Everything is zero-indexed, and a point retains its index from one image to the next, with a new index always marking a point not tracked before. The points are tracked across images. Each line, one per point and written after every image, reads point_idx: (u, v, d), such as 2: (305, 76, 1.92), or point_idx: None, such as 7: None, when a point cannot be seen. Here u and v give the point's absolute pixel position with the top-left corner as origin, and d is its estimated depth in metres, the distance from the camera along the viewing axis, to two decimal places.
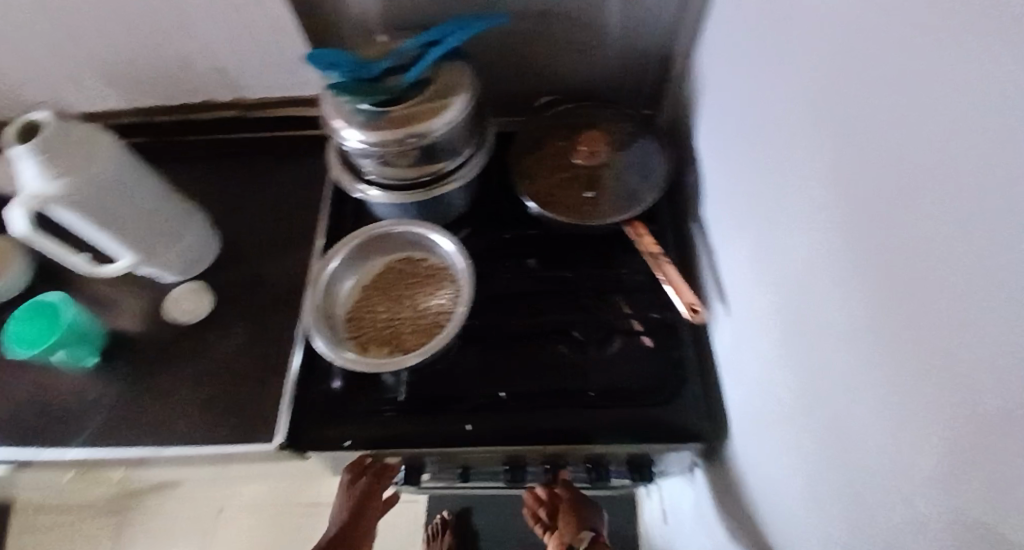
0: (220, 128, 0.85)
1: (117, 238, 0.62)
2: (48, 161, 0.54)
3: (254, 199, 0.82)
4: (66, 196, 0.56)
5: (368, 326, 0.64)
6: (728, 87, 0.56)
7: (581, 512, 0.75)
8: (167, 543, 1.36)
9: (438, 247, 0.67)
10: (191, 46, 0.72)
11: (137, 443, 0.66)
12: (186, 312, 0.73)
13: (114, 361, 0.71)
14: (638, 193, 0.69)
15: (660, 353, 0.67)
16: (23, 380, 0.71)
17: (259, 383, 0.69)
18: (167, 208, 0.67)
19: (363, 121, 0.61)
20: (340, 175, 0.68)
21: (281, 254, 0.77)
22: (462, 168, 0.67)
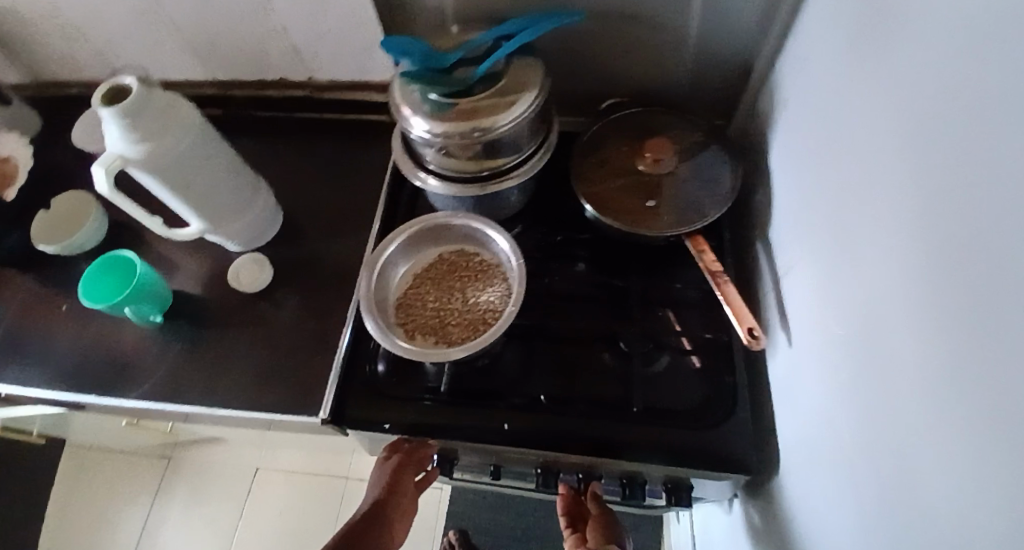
0: (291, 106, 0.88)
1: (189, 203, 0.64)
2: (132, 126, 0.54)
3: (316, 178, 0.84)
4: (148, 161, 0.57)
5: (417, 315, 0.64)
6: (809, 104, 0.53)
7: (613, 525, 0.70)
8: (205, 496, 1.44)
9: (492, 242, 0.67)
10: (271, 25, 0.74)
11: (190, 402, 0.69)
12: (247, 283, 0.75)
13: (175, 321, 0.74)
14: (702, 206, 0.67)
15: (710, 374, 0.64)
16: (93, 330, 0.76)
17: (306, 358, 0.70)
18: (238, 176, 0.68)
19: (430, 112, 0.61)
20: (402, 162, 0.68)
21: (337, 235, 0.79)
22: (524, 166, 0.66)
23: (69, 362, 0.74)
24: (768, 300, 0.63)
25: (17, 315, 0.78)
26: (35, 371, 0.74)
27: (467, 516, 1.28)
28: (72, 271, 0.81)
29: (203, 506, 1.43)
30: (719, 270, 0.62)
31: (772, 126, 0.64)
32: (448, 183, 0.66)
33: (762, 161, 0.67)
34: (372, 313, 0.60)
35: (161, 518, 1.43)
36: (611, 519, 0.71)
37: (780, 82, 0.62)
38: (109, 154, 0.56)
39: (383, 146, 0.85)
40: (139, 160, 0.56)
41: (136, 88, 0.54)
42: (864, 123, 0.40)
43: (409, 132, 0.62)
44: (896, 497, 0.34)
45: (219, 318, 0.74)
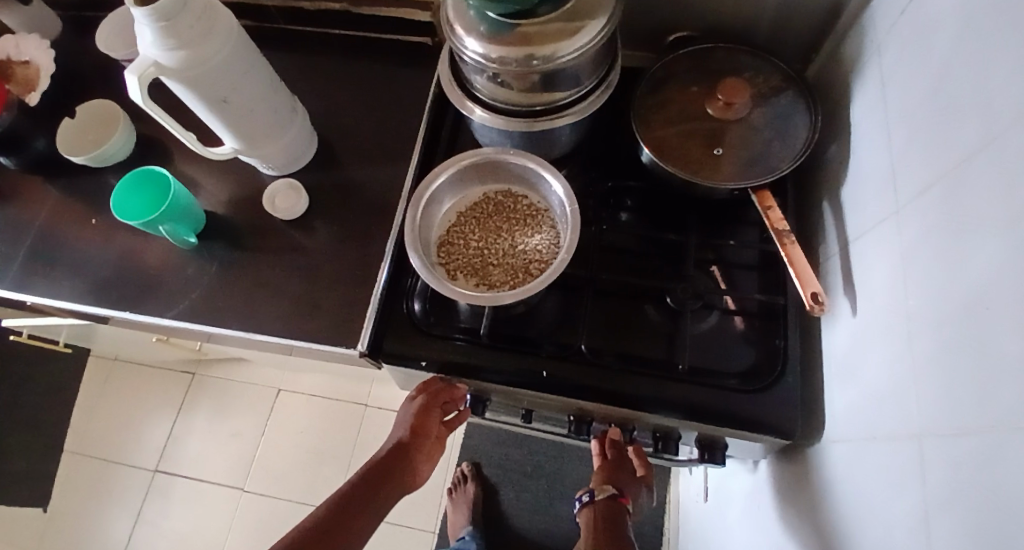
0: (328, 22, 0.81)
1: (226, 119, 0.60)
2: (167, 31, 0.49)
3: (354, 103, 0.79)
4: (186, 71, 0.52)
5: (459, 254, 0.62)
6: (910, 52, 0.48)
7: (622, 475, 0.70)
8: (228, 411, 1.49)
9: (541, 185, 0.63)
10: None
11: (226, 325, 0.68)
12: (282, 208, 0.72)
13: (210, 243, 0.73)
14: (771, 160, 0.62)
15: (757, 337, 0.63)
16: (126, 245, 0.74)
17: (343, 291, 0.69)
18: (276, 93, 0.63)
19: (487, 34, 0.55)
20: (450, 89, 0.64)
21: (375, 165, 0.75)
22: (581, 103, 0.61)
23: (103, 276, 0.73)
24: (835, 265, 0.59)
25: (46, 226, 0.77)
26: (67, 284, 0.73)
27: (482, 450, 1.32)
28: (101, 185, 0.79)
29: (227, 420, 1.48)
30: (785, 228, 0.59)
31: (856, 76, 0.59)
32: (500, 116, 0.61)
33: (840, 115, 0.62)
34: (417, 247, 0.58)
35: (186, 430, 1.49)
36: (625, 470, 0.70)
37: (873, 26, 0.56)
38: (142, 60, 0.51)
39: (424, 73, 0.79)
40: (177, 69, 0.52)
41: None
42: (988, 76, 0.36)
43: (463, 55, 0.57)
44: (979, 480, 0.33)
45: (254, 243, 0.73)
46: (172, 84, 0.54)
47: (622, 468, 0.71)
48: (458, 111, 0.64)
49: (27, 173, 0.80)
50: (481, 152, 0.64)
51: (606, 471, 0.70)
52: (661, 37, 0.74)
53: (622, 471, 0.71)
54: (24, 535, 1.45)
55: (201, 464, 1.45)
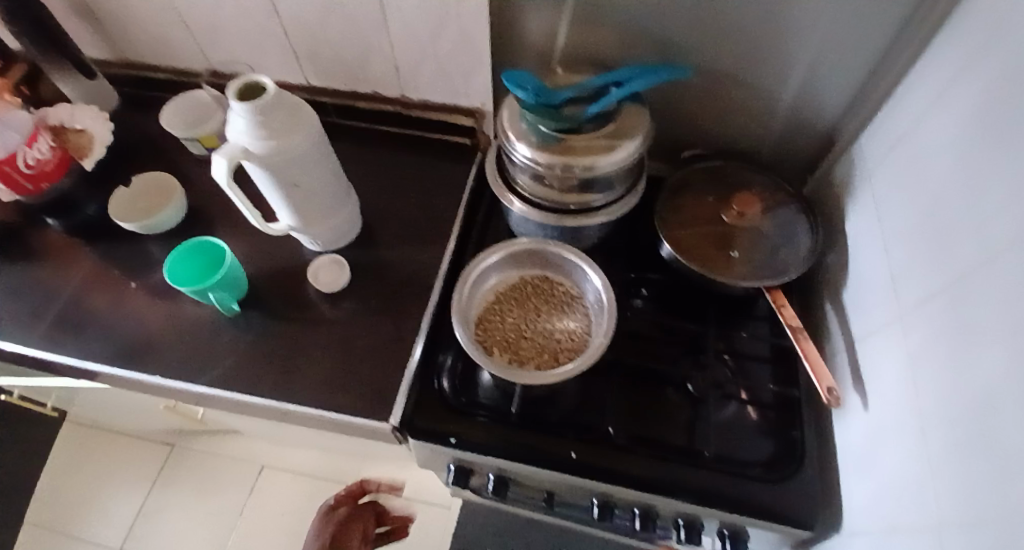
0: (376, 118, 0.89)
1: (289, 201, 0.65)
2: (259, 125, 0.56)
3: (396, 189, 0.86)
4: (268, 158, 0.58)
5: (496, 334, 0.66)
6: (900, 182, 0.57)
7: None
8: (207, 488, 1.42)
9: (574, 273, 0.69)
10: (376, 46, 0.77)
11: (259, 395, 0.69)
12: (325, 282, 0.76)
13: (249, 312, 0.75)
14: (779, 263, 0.70)
15: (773, 427, 0.67)
16: (166, 309, 0.77)
17: (378, 365, 0.71)
18: (338, 180, 0.70)
19: (537, 143, 0.63)
20: (493, 183, 0.71)
21: (412, 248, 0.81)
22: (612, 205, 0.68)
23: (138, 339, 0.74)
24: (842, 362, 0.65)
25: (83, 288, 0.79)
26: (100, 347, 0.74)
27: (474, 539, 1.28)
28: (141, 251, 0.81)
29: (204, 499, 1.40)
30: (798, 325, 0.65)
31: (849, 197, 0.68)
32: (540, 213, 0.68)
33: (837, 229, 0.70)
34: (462, 325, 0.62)
35: (157, 507, 1.40)
36: None
37: (863, 158, 0.66)
38: (232, 145, 0.57)
39: (461, 167, 0.87)
40: (260, 157, 0.58)
41: (275, 89, 0.56)
42: (980, 210, 0.43)
43: (512, 157, 0.64)
44: None
45: (291, 315, 0.75)
46: (251, 168, 0.59)
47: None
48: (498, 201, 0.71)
49: (70, 236, 0.82)
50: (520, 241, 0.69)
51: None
52: (675, 151, 0.84)
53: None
54: None
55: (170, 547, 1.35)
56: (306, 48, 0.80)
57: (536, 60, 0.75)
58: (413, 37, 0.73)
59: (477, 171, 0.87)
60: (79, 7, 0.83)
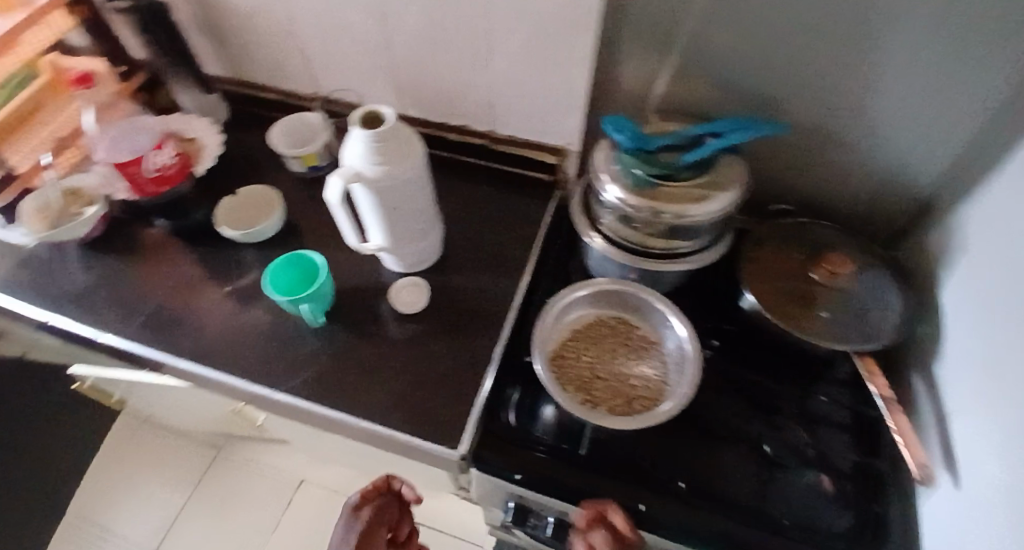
0: (465, 150, 0.94)
1: (386, 223, 0.69)
2: (376, 150, 0.60)
3: (478, 220, 0.88)
4: (378, 181, 0.62)
5: (571, 371, 0.65)
6: (994, 251, 0.56)
7: None
8: (247, 496, 1.43)
9: (655, 319, 0.68)
10: (479, 83, 0.82)
11: (334, 407, 0.70)
12: (406, 302, 0.79)
13: (331, 325, 0.78)
14: (871, 328, 0.67)
15: (858, 501, 0.63)
16: (253, 315, 0.80)
17: (451, 390, 0.71)
18: (431, 209, 0.73)
19: (631, 186, 0.64)
20: (578, 220, 0.72)
21: (489, 277, 0.82)
22: (696, 255, 0.68)
23: (225, 341, 0.77)
24: (933, 438, 0.62)
25: (178, 287, 0.83)
26: (190, 345, 0.77)
27: None
28: (236, 257, 0.86)
29: (243, 507, 1.42)
30: (891, 395, 0.65)
31: (943, 266, 0.66)
32: (623, 255, 0.69)
33: (930, 298, 0.68)
34: (540, 357, 0.62)
35: (196, 510, 1.42)
36: None
37: (959, 227, 0.64)
38: (348, 166, 0.62)
39: (540, 203, 0.89)
40: (371, 179, 0.62)
41: (394, 120, 0.61)
42: None
43: (602, 197, 0.66)
44: None
45: (368, 330, 0.77)
46: (361, 190, 0.63)
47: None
48: (580, 238, 0.72)
49: (171, 236, 0.88)
50: (602, 280, 0.69)
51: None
52: (757, 205, 0.85)
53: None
54: None
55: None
56: (410, 80, 0.86)
57: (627, 106, 0.78)
58: (514, 76, 0.78)
59: (556, 208, 0.89)
60: (213, 31, 0.92)
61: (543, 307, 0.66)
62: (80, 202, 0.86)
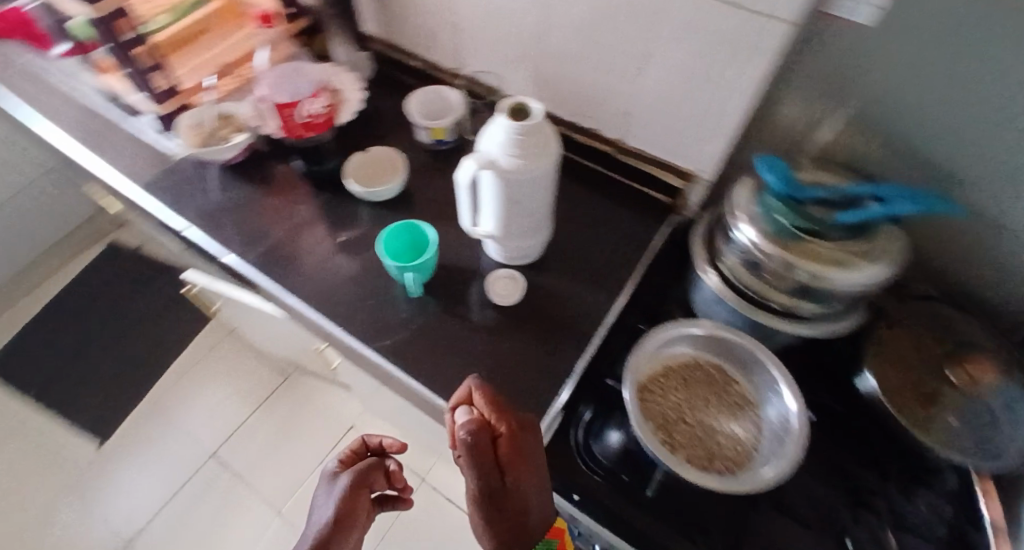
0: (589, 154, 0.91)
1: (502, 213, 0.69)
2: (514, 141, 0.61)
3: (587, 226, 0.86)
4: (506, 171, 0.62)
5: (656, 408, 0.63)
6: None
7: None
8: (302, 426, 1.52)
9: (759, 379, 0.64)
10: (624, 89, 0.79)
11: (414, 377, 0.72)
12: (500, 294, 0.78)
13: (425, 297, 0.79)
14: (1002, 449, 0.60)
15: None
16: (357, 269, 0.83)
17: (526, 390, 0.71)
18: (546, 211, 0.72)
19: (768, 232, 0.60)
20: (698, 252, 0.70)
21: (586, 286, 0.80)
22: (820, 323, 0.63)
23: (329, 288, 0.81)
24: None
25: (297, 227, 0.88)
26: (298, 282, 0.82)
27: None
28: (352, 210, 0.90)
29: (296, 436, 1.51)
30: None
31: None
32: (737, 300, 0.65)
33: None
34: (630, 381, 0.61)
35: (256, 427, 1.52)
36: None
37: None
38: (487, 151, 0.63)
39: (654, 222, 0.86)
40: (501, 168, 0.62)
41: (542, 118, 0.61)
42: None
43: (735, 236, 0.62)
44: None
45: (459, 311, 0.78)
46: (488, 176, 0.64)
47: (481, 457, 0.59)
48: (696, 271, 0.69)
49: (299, 177, 0.93)
50: (710, 324, 0.65)
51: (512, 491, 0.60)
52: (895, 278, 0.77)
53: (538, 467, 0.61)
54: (70, 463, 1.46)
55: (257, 467, 1.47)
56: (552, 73, 0.85)
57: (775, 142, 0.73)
58: (662, 89, 0.75)
59: (669, 233, 0.85)
60: None
61: (642, 337, 0.64)
62: (230, 128, 0.94)
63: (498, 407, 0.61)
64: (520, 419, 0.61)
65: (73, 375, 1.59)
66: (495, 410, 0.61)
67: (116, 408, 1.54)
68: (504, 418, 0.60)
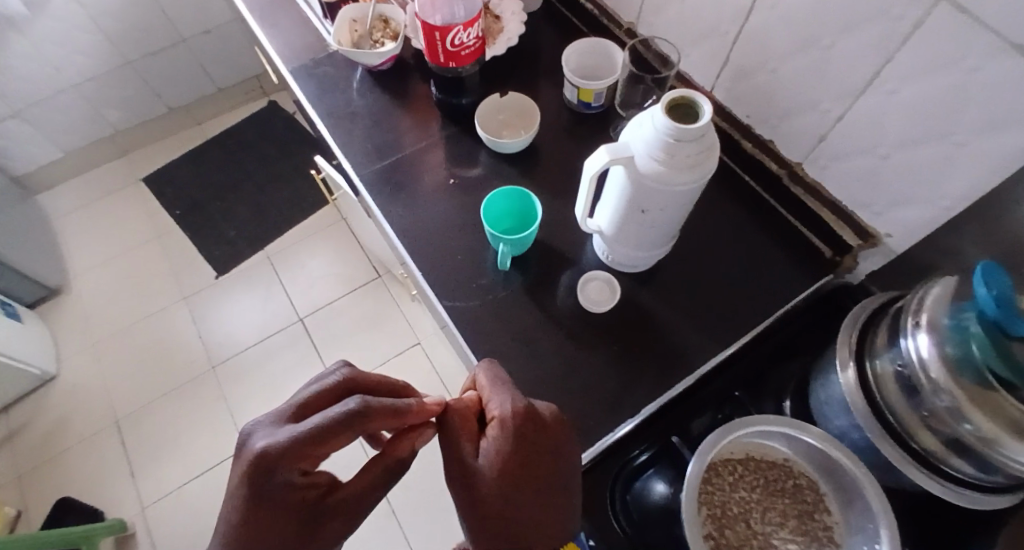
0: (753, 169, 0.77)
1: (625, 218, 0.60)
2: (664, 146, 0.50)
3: (717, 252, 0.74)
4: (644, 176, 0.52)
5: (721, 497, 0.55)
6: None
7: None
8: (377, 325, 1.60)
9: (855, 520, 0.53)
10: (829, 108, 0.63)
11: (474, 350, 0.68)
12: (591, 297, 0.71)
13: (514, 271, 0.73)
14: None
15: None
16: (458, 216, 0.79)
17: (580, 411, 0.64)
18: (676, 226, 0.61)
19: (949, 354, 0.48)
20: (848, 335, 0.59)
21: (690, 320, 0.70)
22: (957, 484, 0.52)
23: (425, 227, 0.78)
24: None
25: (416, 153, 0.84)
26: (397, 211, 0.79)
27: None
28: (474, 152, 0.84)
29: (370, 332, 1.59)
30: None
31: None
32: (874, 424, 0.54)
33: None
34: (702, 457, 0.53)
35: (339, 310, 1.62)
36: None
37: None
38: (625, 144, 0.53)
39: (798, 274, 0.71)
40: (638, 172, 0.52)
41: (704, 123, 0.48)
42: None
43: (906, 344, 0.51)
44: None
45: (544, 299, 0.72)
46: (620, 175, 0.54)
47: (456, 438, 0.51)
48: (836, 358, 0.59)
49: (434, 101, 0.88)
50: (825, 437, 0.53)
51: (504, 479, 0.48)
52: None
53: (538, 458, 0.50)
54: (191, 282, 1.67)
55: (329, 346, 1.57)
56: (739, 64, 0.71)
57: (987, 242, 0.54)
58: (875, 123, 0.59)
59: (814, 291, 0.70)
60: None
61: (736, 420, 0.55)
62: (385, 33, 0.91)
63: (503, 383, 0.55)
64: (522, 398, 0.52)
65: (210, 209, 1.77)
66: (495, 386, 0.54)
67: (236, 250, 1.70)
68: (503, 395, 0.53)
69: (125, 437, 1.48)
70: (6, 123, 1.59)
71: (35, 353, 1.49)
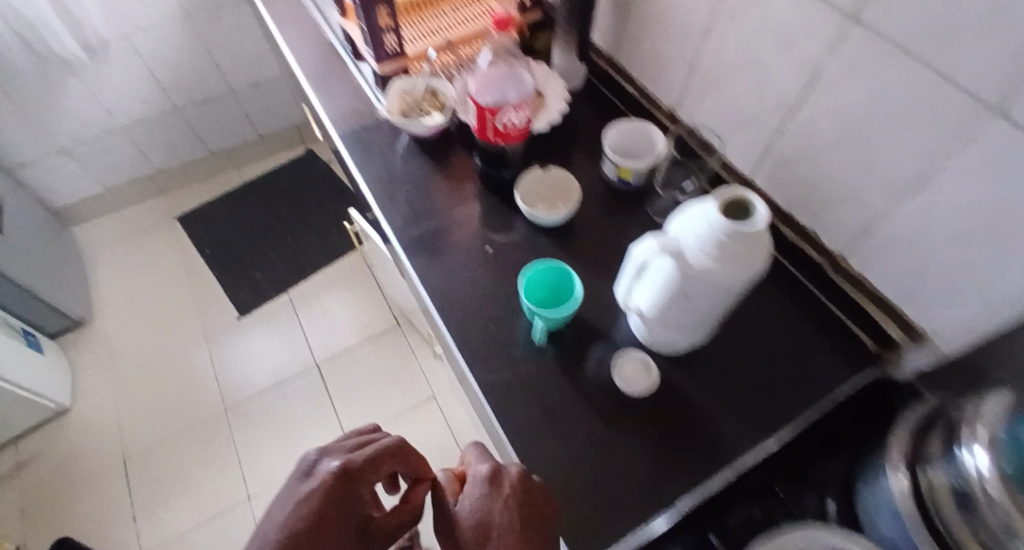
0: (794, 257, 0.77)
1: (667, 307, 0.60)
2: (718, 244, 0.50)
3: (755, 338, 0.73)
4: (695, 270, 0.53)
5: None
6: None
7: None
8: (393, 377, 1.59)
9: None
10: (875, 204, 0.64)
11: (506, 426, 0.67)
12: (625, 378, 0.70)
13: (548, 345, 0.73)
14: None
15: None
16: (494, 285, 0.79)
17: (613, 498, 0.62)
18: (717, 317, 0.61)
19: (1005, 468, 0.46)
20: (902, 439, 0.58)
21: (728, 409, 0.68)
22: None
23: (461, 294, 0.78)
24: None
25: (454, 220, 0.86)
26: (433, 276, 0.80)
27: None
28: (512, 222, 0.86)
29: (385, 383, 1.57)
30: None
31: None
32: (924, 536, 0.51)
33: None
34: None
35: (357, 359, 1.62)
36: None
37: None
38: (680, 238, 0.54)
39: (841, 367, 0.70)
40: (690, 265, 0.53)
41: (760, 224, 0.49)
42: None
43: (962, 454, 0.50)
44: None
45: (577, 377, 0.71)
46: (669, 266, 0.55)
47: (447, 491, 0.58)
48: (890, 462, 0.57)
49: (475, 171, 0.91)
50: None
51: (476, 525, 0.53)
52: None
53: (509, 508, 0.52)
54: (213, 321, 1.68)
55: (343, 395, 1.56)
56: (782, 155, 0.73)
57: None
58: (924, 223, 0.59)
59: (858, 387, 0.69)
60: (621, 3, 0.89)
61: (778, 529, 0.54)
62: (433, 105, 0.95)
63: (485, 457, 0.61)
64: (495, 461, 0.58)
65: (239, 250, 1.80)
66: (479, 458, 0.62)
67: (261, 292, 1.72)
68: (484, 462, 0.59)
69: (130, 476, 1.45)
70: (55, 158, 1.66)
71: (53, 385, 1.50)
